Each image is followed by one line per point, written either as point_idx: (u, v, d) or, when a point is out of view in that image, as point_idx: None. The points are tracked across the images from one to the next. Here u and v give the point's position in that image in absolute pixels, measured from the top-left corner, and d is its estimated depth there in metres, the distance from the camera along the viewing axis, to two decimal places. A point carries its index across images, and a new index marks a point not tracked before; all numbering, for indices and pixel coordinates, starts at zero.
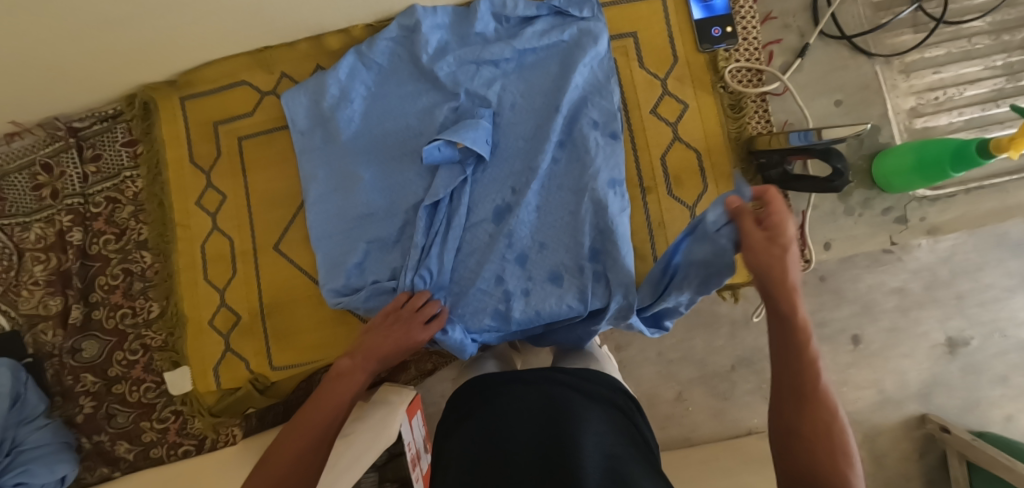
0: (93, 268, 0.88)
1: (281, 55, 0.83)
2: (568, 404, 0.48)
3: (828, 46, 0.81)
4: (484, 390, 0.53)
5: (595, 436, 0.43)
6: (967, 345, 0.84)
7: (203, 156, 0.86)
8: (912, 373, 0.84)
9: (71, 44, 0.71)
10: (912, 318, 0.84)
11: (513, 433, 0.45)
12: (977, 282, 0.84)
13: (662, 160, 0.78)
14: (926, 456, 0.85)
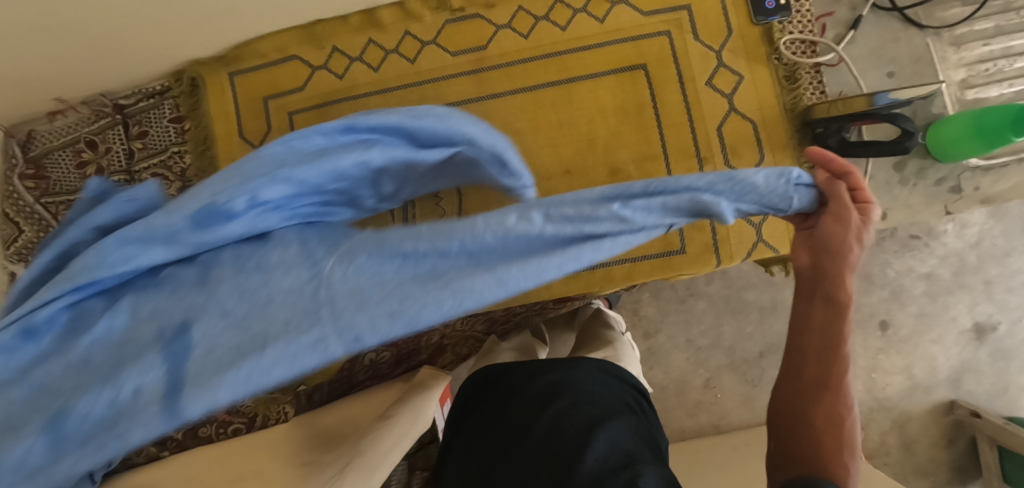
0: None
1: (333, 29, 0.83)
2: (584, 403, 0.48)
3: (880, 19, 0.81)
4: (496, 391, 0.54)
5: (605, 437, 0.44)
6: (994, 330, 1.08)
7: (253, 131, 0.86)
8: (941, 358, 1.08)
9: (133, 17, 0.70)
10: (939, 302, 1.08)
11: (526, 439, 0.47)
12: (1004, 268, 1.07)
13: (719, 131, 0.78)
14: (954, 439, 1.08)
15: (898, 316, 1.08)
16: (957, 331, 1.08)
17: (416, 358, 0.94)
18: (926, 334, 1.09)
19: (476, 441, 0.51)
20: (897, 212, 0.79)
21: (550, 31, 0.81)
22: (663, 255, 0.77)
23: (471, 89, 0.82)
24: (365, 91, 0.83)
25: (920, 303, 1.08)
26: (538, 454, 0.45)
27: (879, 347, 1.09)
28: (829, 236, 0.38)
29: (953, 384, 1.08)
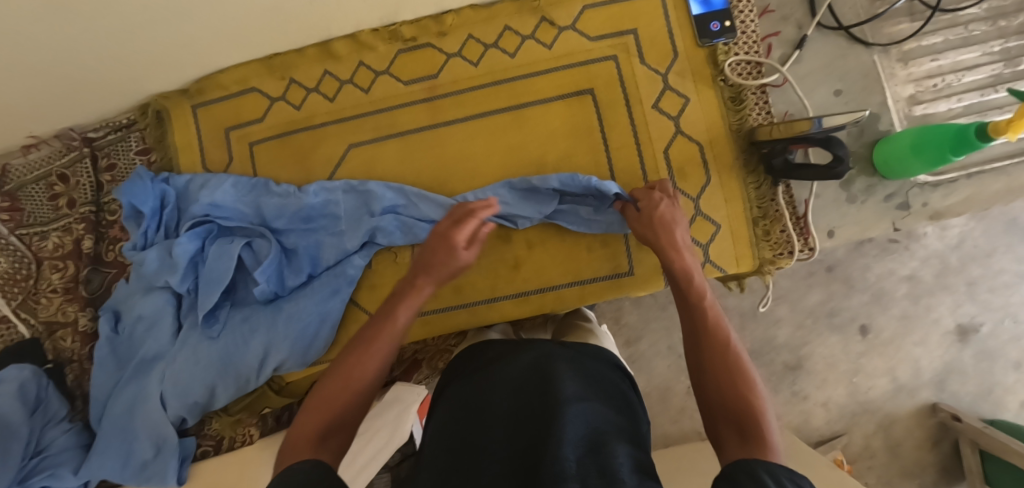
0: (108, 275, 0.90)
1: (291, 62, 0.85)
2: (567, 375, 0.50)
3: (827, 38, 0.82)
4: (474, 374, 0.56)
5: (586, 404, 0.46)
6: (978, 331, 1.09)
7: (215, 162, 0.89)
8: (925, 360, 1.10)
9: (87, 51, 0.72)
10: (923, 304, 1.09)
11: (499, 400, 0.49)
12: (990, 268, 1.09)
13: (666, 153, 0.80)
14: (941, 443, 1.09)
15: (878, 319, 1.10)
16: (940, 332, 1.10)
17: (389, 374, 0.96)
18: (910, 336, 1.10)
19: (448, 415, 0.52)
20: (846, 229, 0.79)
21: (499, 58, 0.83)
22: (612, 276, 0.79)
23: (425, 117, 0.83)
24: (323, 121, 0.85)
25: (902, 305, 1.10)
26: (518, 412, 0.46)
27: (861, 351, 1.11)
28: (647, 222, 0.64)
29: (936, 387, 1.10)
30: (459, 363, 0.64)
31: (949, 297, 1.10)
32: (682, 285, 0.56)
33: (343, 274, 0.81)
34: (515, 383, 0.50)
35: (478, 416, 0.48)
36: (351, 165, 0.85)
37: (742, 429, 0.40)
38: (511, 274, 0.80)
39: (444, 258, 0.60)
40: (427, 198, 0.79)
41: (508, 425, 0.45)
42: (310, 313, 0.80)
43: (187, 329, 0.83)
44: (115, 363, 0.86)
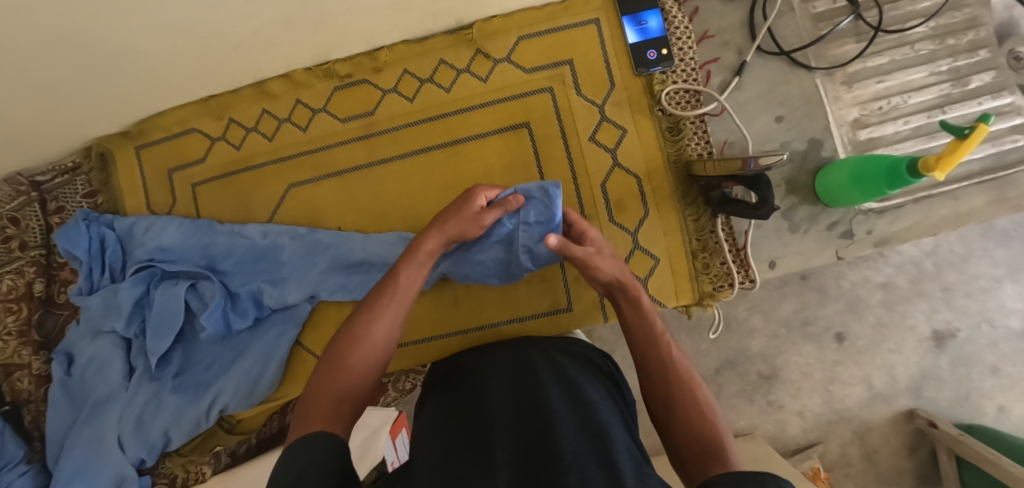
0: (61, 316, 0.91)
1: (229, 102, 0.85)
2: (556, 380, 0.52)
3: (768, 63, 0.80)
4: (469, 376, 0.58)
5: (574, 402, 0.48)
6: (955, 336, 0.99)
7: (159, 203, 0.90)
8: (900, 366, 0.99)
9: (19, 107, 0.73)
10: (898, 312, 0.99)
11: (495, 400, 0.50)
12: (964, 274, 0.99)
13: (603, 186, 0.79)
14: (917, 450, 0.99)
15: (854, 326, 1.00)
16: (915, 339, 1.00)
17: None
18: (885, 343, 1.00)
19: (442, 419, 0.52)
20: (788, 259, 0.78)
21: (434, 93, 0.82)
22: (551, 312, 0.78)
23: (362, 155, 0.83)
24: (263, 160, 0.85)
25: (877, 312, 1.00)
26: (512, 405, 0.48)
27: (835, 359, 1.01)
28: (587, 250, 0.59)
29: (913, 393, 1.00)
30: (448, 374, 0.66)
31: (925, 303, 1.00)
32: (635, 325, 0.56)
33: (293, 314, 0.83)
34: (510, 388, 0.52)
35: (474, 417, 0.48)
36: (293, 203, 0.85)
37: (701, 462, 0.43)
38: (451, 312, 0.80)
39: (455, 225, 0.54)
40: (365, 241, 0.80)
41: (507, 418, 0.46)
42: (255, 355, 0.82)
43: (137, 373, 0.83)
44: (69, 405, 0.85)
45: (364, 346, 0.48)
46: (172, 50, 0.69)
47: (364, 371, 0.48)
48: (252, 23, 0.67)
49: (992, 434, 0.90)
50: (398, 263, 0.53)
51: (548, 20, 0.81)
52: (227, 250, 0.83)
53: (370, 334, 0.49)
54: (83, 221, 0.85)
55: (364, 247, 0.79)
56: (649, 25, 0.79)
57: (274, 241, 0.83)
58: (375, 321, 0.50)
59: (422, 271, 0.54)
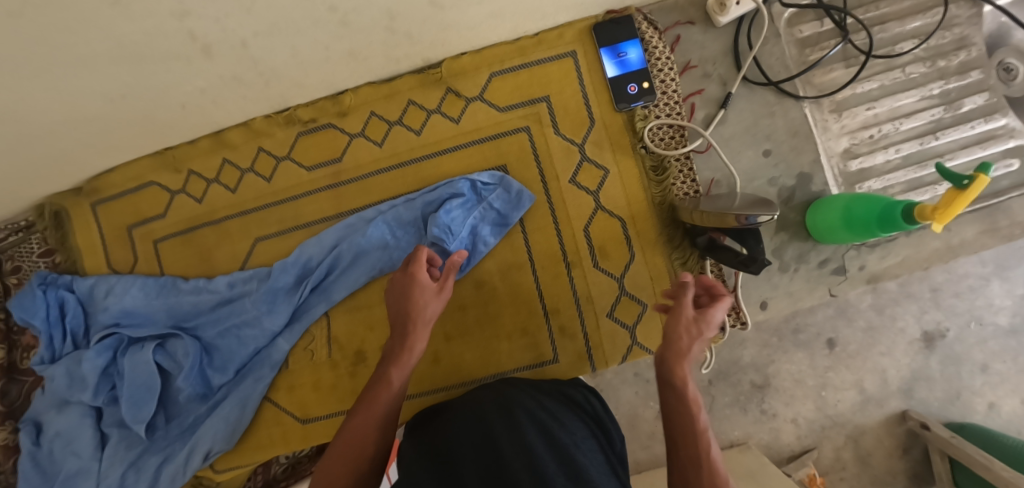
0: (26, 384, 0.86)
1: (185, 154, 0.81)
2: (537, 430, 0.52)
3: (753, 93, 0.77)
4: (444, 419, 0.60)
5: (557, 456, 0.49)
6: (944, 337, 0.94)
7: (120, 262, 0.85)
8: (892, 370, 0.94)
9: None
10: (887, 316, 0.94)
11: (468, 456, 0.50)
12: (953, 274, 0.94)
13: (585, 231, 0.75)
14: (910, 451, 0.94)
15: (845, 332, 0.94)
16: (905, 341, 0.94)
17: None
18: (875, 346, 0.94)
19: (418, 472, 0.51)
20: (778, 300, 0.76)
21: (404, 137, 0.77)
22: (536, 365, 0.75)
23: (330, 206, 0.79)
24: (226, 214, 0.82)
25: (867, 317, 0.94)
26: (485, 447, 0.51)
27: (827, 365, 0.94)
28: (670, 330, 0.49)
29: (905, 393, 0.94)
30: (424, 412, 0.67)
31: (914, 305, 0.94)
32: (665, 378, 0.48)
33: (268, 357, 0.78)
34: (488, 436, 0.52)
35: (450, 464, 0.51)
36: (259, 259, 0.81)
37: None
38: (431, 369, 0.76)
39: (428, 302, 0.56)
40: (341, 271, 0.76)
41: (483, 465, 0.49)
42: (233, 405, 0.77)
43: (112, 442, 0.79)
44: (40, 479, 0.80)
45: (372, 420, 0.49)
46: (109, 115, 0.66)
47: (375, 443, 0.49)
48: (198, 82, 0.63)
49: (982, 431, 0.86)
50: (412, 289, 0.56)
51: (521, 56, 0.76)
52: (195, 306, 0.79)
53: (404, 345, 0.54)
54: (40, 287, 0.81)
55: (344, 288, 0.77)
56: (628, 57, 0.75)
57: (241, 291, 0.79)
58: (382, 389, 0.51)
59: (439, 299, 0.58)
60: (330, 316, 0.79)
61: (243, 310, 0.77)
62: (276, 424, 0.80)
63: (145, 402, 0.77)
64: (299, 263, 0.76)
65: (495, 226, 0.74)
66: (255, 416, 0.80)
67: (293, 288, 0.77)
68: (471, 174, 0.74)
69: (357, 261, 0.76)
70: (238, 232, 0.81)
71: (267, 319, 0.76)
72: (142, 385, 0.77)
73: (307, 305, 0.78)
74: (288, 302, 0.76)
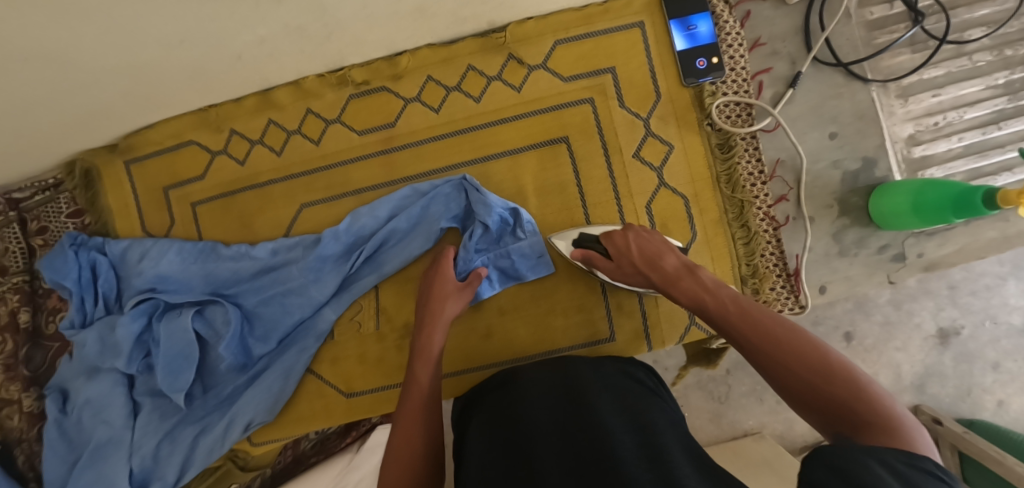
0: (51, 350, 0.83)
1: (229, 113, 0.77)
2: (614, 414, 0.48)
3: (822, 74, 0.76)
4: (509, 395, 0.56)
5: (637, 439, 0.45)
6: (959, 334, 0.90)
7: (155, 225, 0.82)
8: (906, 365, 0.90)
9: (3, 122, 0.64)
10: (905, 311, 0.90)
11: (547, 437, 0.46)
12: (970, 272, 0.90)
13: (648, 208, 0.73)
14: None
15: (863, 326, 0.90)
16: (920, 337, 0.91)
17: (365, 423, 0.87)
18: (890, 341, 0.91)
19: (488, 454, 0.49)
20: (837, 285, 0.75)
21: (462, 103, 0.75)
22: (591, 343, 0.73)
23: (382, 172, 0.76)
24: (269, 178, 0.78)
25: (885, 312, 0.90)
26: (562, 427, 0.47)
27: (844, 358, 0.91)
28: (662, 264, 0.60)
29: (917, 388, 0.91)
30: (482, 390, 0.63)
31: (930, 302, 0.90)
32: (694, 298, 0.55)
33: (313, 327, 0.76)
34: (559, 415, 0.49)
35: (523, 440, 0.47)
36: (305, 227, 0.78)
37: (874, 422, 0.33)
38: (482, 345, 0.75)
39: (448, 308, 0.65)
40: (394, 239, 0.74)
41: (560, 442, 0.45)
42: (276, 375, 0.75)
43: (145, 411, 0.76)
44: (65, 447, 0.76)
45: (415, 417, 0.54)
46: (163, 63, 0.62)
47: (425, 440, 0.52)
48: (259, 30, 0.59)
49: (996, 429, 0.82)
50: (435, 301, 0.65)
51: (586, 24, 0.73)
52: (235, 273, 0.76)
53: (428, 350, 0.61)
54: (71, 247, 0.78)
55: (399, 258, 0.73)
56: (699, 30, 0.72)
57: (285, 259, 0.75)
58: (415, 389, 0.56)
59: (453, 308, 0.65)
60: (379, 288, 0.77)
61: (287, 278, 0.74)
62: (319, 397, 0.77)
63: (183, 371, 0.74)
64: (349, 232, 0.74)
65: (503, 274, 0.73)
66: (296, 388, 0.78)
67: (342, 256, 0.74)
68: (518, 207, 0.70)
69: (412, 231, 0.73)
70: (283, 197, 0.78)
71: (315, 288, 0.74)
72: (181, 353, 0.73)
73: (357, 275, 0.75)
74: (338, 270, 0.74)
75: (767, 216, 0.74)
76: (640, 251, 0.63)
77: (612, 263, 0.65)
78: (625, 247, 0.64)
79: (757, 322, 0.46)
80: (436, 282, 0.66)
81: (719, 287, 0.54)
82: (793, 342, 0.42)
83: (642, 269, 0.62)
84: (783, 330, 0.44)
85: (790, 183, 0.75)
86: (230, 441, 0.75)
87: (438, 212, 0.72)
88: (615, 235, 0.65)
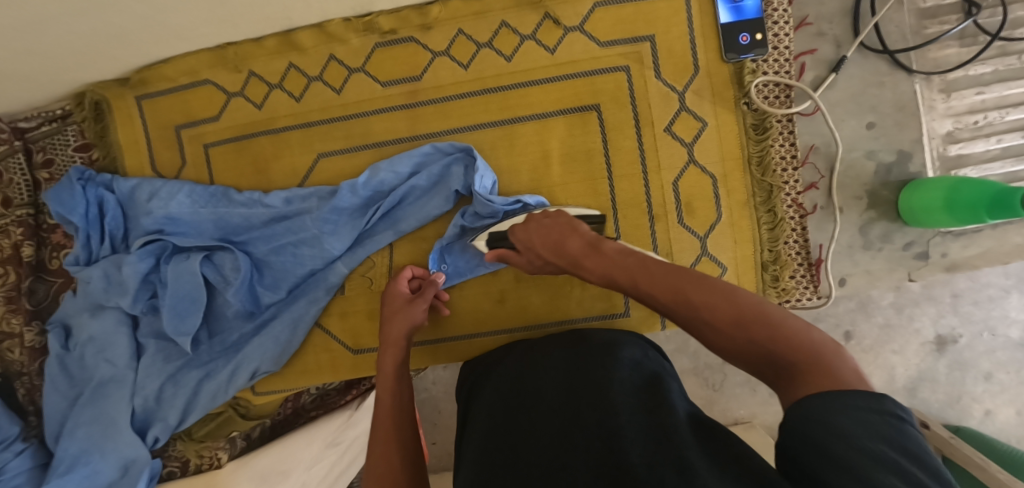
0: (54, 285, 0.82)
1: (248, 52, 0.74)
2: (628, 382, 0.44)
3: (866, 60, 0.73)
4: (519, 362, 0.54)
5: (643, 405, 0.42)
6: (956, 343, 0.89)
7: (166, 165, 0.80)
8: (900, 369, 0.91)
9: (16, 40, 0.61)
10: (905, 315, 0.89)
11: (551, 410, 0.44)
12: (975, 282, 0.88)
13: (674, 184, 0.71)
14: None
15: (863, 327, 0.90)
16: (917, 342, 0.90)
17: (366, 381, 0.88)
18: (887, 344, 0.90)
19: (489, 418, 0.47)
20: (857, 278, 0.75)
21: (492, 60, 0.72)
22: (605, 316, 0.73)
23: (404, 126, 0.73)
24: (287, 124, 0.76)
25: (885, 314, 0.90)
26: (570, 394, 0.45)
27: None
28: (570, 243, 0.57)
29: (908, 392, 0.92)
30: (486, 361, 0.62)
31: (932, 309, 0.89)
32: (606, 268, 0.52)
33: (324, 280, 0.74)
34: (566, 382, 0.47)
35: (525, 413, 0.45)
36: (321, 178, 0.76)
37: (799, 363, 0.34)
38: (495, 310, 0.74)
39: (404, 324, 0.64)
40: (414, 199, 0.72)
41: (562, 413, 0.43)
42: (284, 324, 0.74)
43: (149, 353, 0.75)
44: (66, 383, 0.76)
45: (391, 436, 0.53)
46: None
47: (404, 458, 0.51)
48: None
49: (980, 437, 0.83)
50: (393, 319, 0.64)
51: None
52: (246, 220, 0.74)
53: (383, 366, 0.60)
54: (78, 182, 0.75)
55: (417, 218, 0.72)
56: (745, 3, 0.69)
57: (300, 209, 0.73)
58: (382, 411, 0.56)
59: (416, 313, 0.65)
60: (392, 246, 0.75)
61: (299, 228, 0.72)
62: (326, 351, 0.77)
63: (190, 314, 0.72)
64: (367, 188, 0.72)
65: None
66: (303, 340, 0.77)
67: (357, 210, 0.73)
68: (522, 197, 0.68)
69: (432, 190, 0.72)
70: (299, 146, 0.76)
71: (329, 239, 0.72)
72: (188, 299, 0.72)
73: (372, 231, 0.74)
74: (353, 224, 0.72)
75: (795, 203, 0.72)
76: (543, 240, 0.60)
77: (523, 256, 0.64)
78: (529, 241, 0.62)
79: (666, 285, 0.45)
80: (391, 301, 0.67)
81: (623, 257, 0.51)
82: (706, 298, 0.41)
83: (552, 259, 0.59)
84: (692, 285, 0.43)
85: (822, 170, 0.73)
86: (235, 388, 0.75)
87: (457, 172, 0.70)
88: (517, 231, 0.63)
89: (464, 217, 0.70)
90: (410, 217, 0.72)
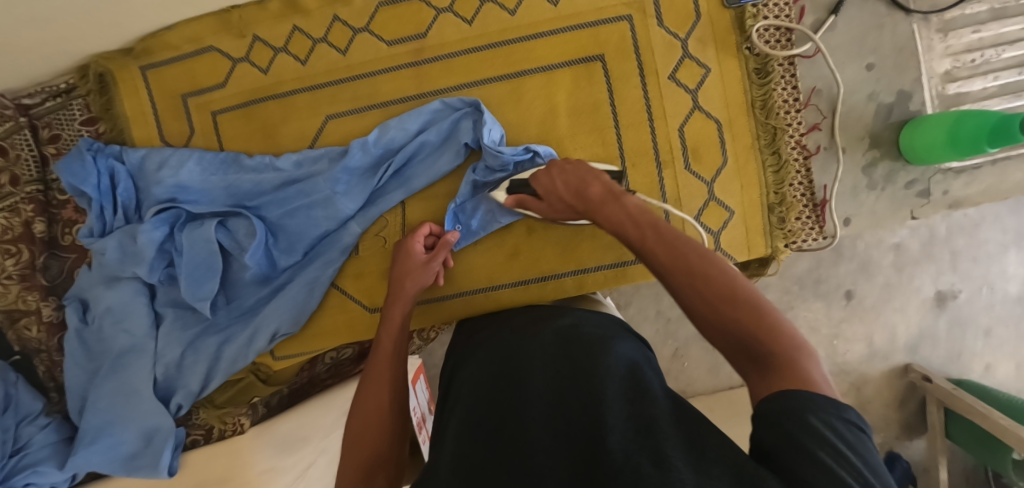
0: (67, 261, 0.82)
1: (253, 17, 0.75)
2: (621, 361, 0.41)
3: (865, 2, 0.74)
4: (507, 343, 0.50)
5: (630, 383, 0.38)
6: (956, 298, 0.91)
7: (174, 135, 0.80)
8: (901, 327, 0.92)
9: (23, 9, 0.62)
10: (906, 274, 0.91)
11: (537, 380, 0.41)
12: (975, 238, 0.90)
13: (680, 131, 0.73)
14: (908, 401, 0.94)
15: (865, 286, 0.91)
16: (918, 300, 0.92)
17: None
18: (890, 302, 0.92)
19: (472, 388, 0.45)
20: (861, 218, 0.77)
21: (496, 15, 0.72)
22: (617, 265, 0.74)
23: (411, 85, 0.74)
24: (293, 88, 0.76)
25: (886, 273, 0.91)
26: (560, 369, 0.41)
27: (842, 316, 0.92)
28: (587, 193, 0.55)
29: (910, 349, 0.93)
30: (482, 336, 0.59)
31: (932, 267, 0.91)
32: (621, 221, 0.50)
33: (337, 241, 0.75)
34: (554, 357, 0.43)
35: (511, 381, 0.42)
36: (329, 140, 0.76)
37: (776, 354, 0.34)
38: (509, 263, 0.75)
39: (412, 283, 0.63)
40: (425, 155, 0.73)
41: (546, 385, 0.40)
42: (299, 286, 0.75)
43: (167, 321, 0.76)
44: (85, 356, 0.76)
45: (389, 380, 0.54)
46: None
47: (395, 409, 0.53)
48: None
49: (981, 387, 0.85)
50: (405, 275, 0.64)
51: None
52: (257, 184, 0.74)
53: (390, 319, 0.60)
54: (88, 153, 0.76)
55: (428, 175, 0.73)
56: None
57: (310, 172, 0.74)
58: (381, 356, 0.56)
59: (428, 272, 0.65)
60: (404, 204, 0.76)
61: (310, 190, 0.73)
62: (343, 312, 0.78)
63: (207, 280, 0.73)
64: (377, 145, 0.72)
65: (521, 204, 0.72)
66: (320, 302, 0.78)
67: (368, 169, 0.74)
68: (531, 146, 0.69)
69: (442, 145, 0.73)
70: (307, 110, 0.76)
71: (341, 199, 0.72)
72: (204, 266, 0.73)
73: (383, 191, 0.75)
74: (364, 182, 0.73)
75: (799, 144, 0.74)
76: (565, 184, 0.58)
77: (543, 203, 0.62)
78: (551, 186, 0.60)
79: (669, 249, 0.43)
80: (405, 258, 0.66)
81: (639, 212, 0.49)
82: (707, 272, 0.40)
83: (569, 202, 0.58)
84: (698, 258, 0.41)
85: (825, 111, 0.75)
86: (253, 353, 0.75)
87: (465, 129, 0.71)
88: (539, 175, 0.61)
89: (475, 172, 0.71)
90: (422, 172, 0.73)
